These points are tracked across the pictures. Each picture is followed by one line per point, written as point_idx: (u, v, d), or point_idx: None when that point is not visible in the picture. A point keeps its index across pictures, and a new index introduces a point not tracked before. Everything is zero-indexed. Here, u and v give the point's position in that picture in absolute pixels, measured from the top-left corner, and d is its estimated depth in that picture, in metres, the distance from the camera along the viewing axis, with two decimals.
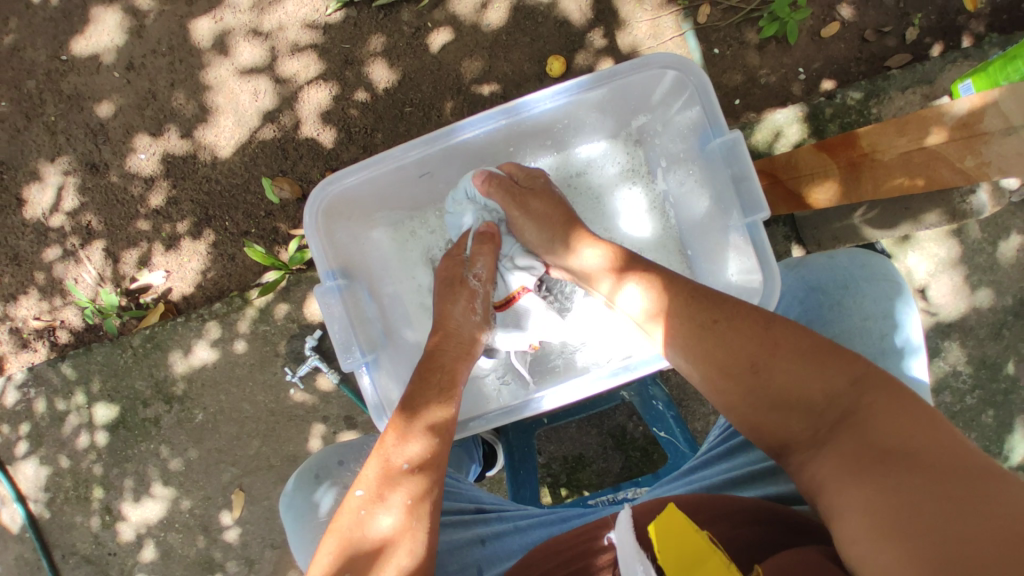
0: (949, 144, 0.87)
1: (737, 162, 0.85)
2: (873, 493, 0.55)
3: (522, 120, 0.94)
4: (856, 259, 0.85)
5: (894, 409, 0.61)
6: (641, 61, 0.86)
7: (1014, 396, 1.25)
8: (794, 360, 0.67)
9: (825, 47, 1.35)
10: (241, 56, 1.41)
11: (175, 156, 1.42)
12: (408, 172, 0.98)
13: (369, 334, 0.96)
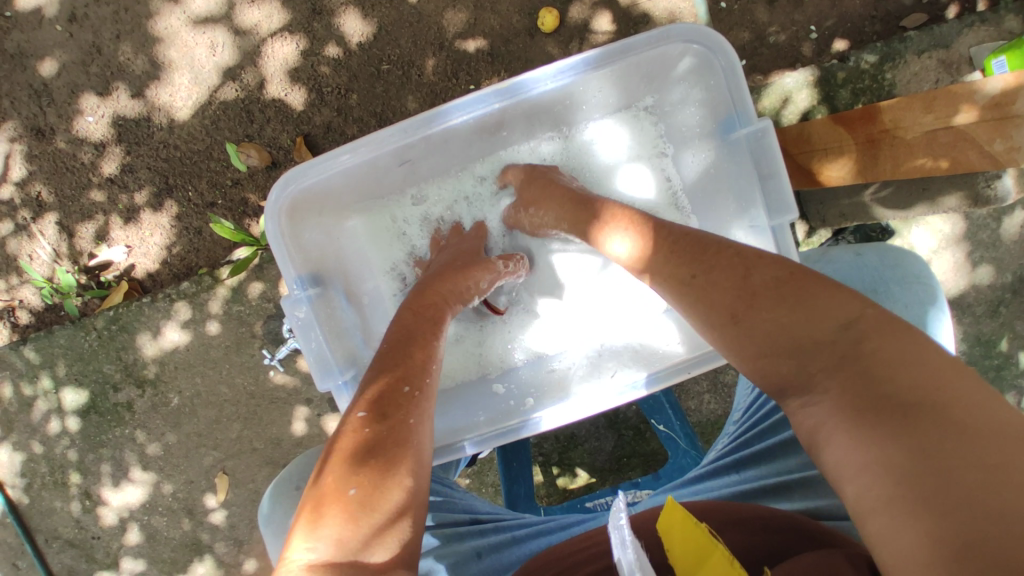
0: (978, 124, 0.81)
1: (766, 155, 0.79)
2: (886, 448, 0.47)
3: (521, 103, 0.84)
4: (886, 258, 0.85)
5: (897, 355, 0.52)
6: (661, 33, 0.78)
7: (1006, 372, 1.25)
8: (778, 288, 0.60)
9: (839, 3, 1.24)
10: (194, 3, 1.25)
11: (128, 118, 1.28)
12: (390, 161, 0.88)
13: (346, 345, 0.89)
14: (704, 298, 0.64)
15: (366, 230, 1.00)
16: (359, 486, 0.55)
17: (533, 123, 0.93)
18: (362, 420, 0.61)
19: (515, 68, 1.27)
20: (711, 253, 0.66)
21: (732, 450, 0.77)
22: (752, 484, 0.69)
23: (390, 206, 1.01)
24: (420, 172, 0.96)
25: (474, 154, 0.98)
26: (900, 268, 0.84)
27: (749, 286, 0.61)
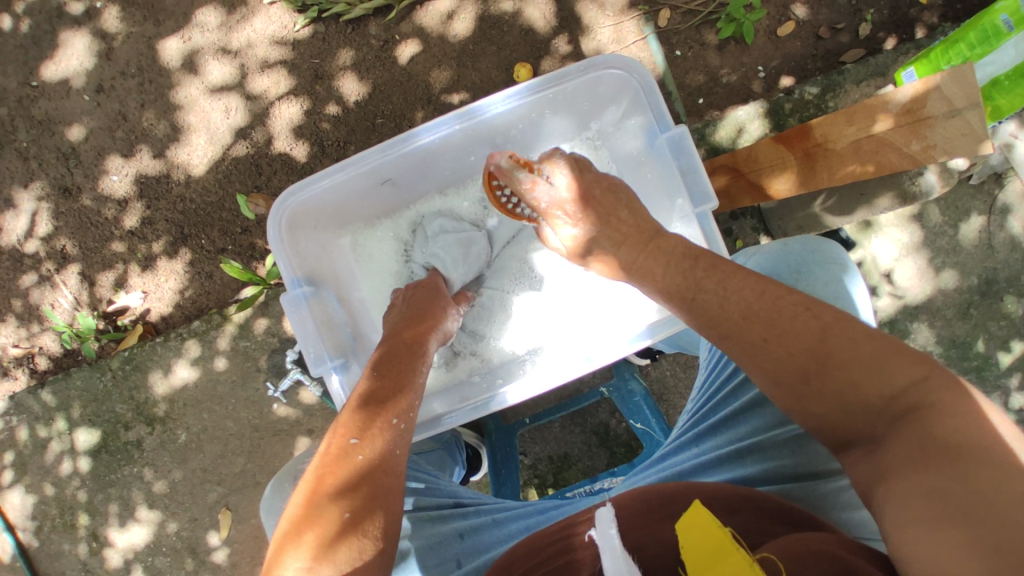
0: (895, 130, 0.92)
1: (684, 155, 0.87)
2: (935, 479, 0.47)
3: (478, 124, 0.95)
4: (808, 245, 0.88)
5: (965, 413, 0.50)
6: (588, 64, 0.89)
7: (985, 373, 1.29)
8: (863, 353, 0.57)
9: (782, 46, 1.40)
10: (211, 74, 1.43)
11: (149, 176, 1.42)
12: (371, 181, 0.98)
13: (339, 339, 0.94)
14: (772, 353, 0.62)
15: (364, 244, 1.11)
16: (354, 510, 0.57)
17: (494, 146, 1.05)
18: (354, 445, 0.62)
19: None
20: (785, 316, 0.62)
21: (692, 425, 0.82)
22: (710, 454, 0.74)
23: (380, 223, 1.11)
24: (399, 191, 1.07)
25: (445, 176, 1.09)
26: (820, 250, 0.87)
27: (823, 350, 0.59)
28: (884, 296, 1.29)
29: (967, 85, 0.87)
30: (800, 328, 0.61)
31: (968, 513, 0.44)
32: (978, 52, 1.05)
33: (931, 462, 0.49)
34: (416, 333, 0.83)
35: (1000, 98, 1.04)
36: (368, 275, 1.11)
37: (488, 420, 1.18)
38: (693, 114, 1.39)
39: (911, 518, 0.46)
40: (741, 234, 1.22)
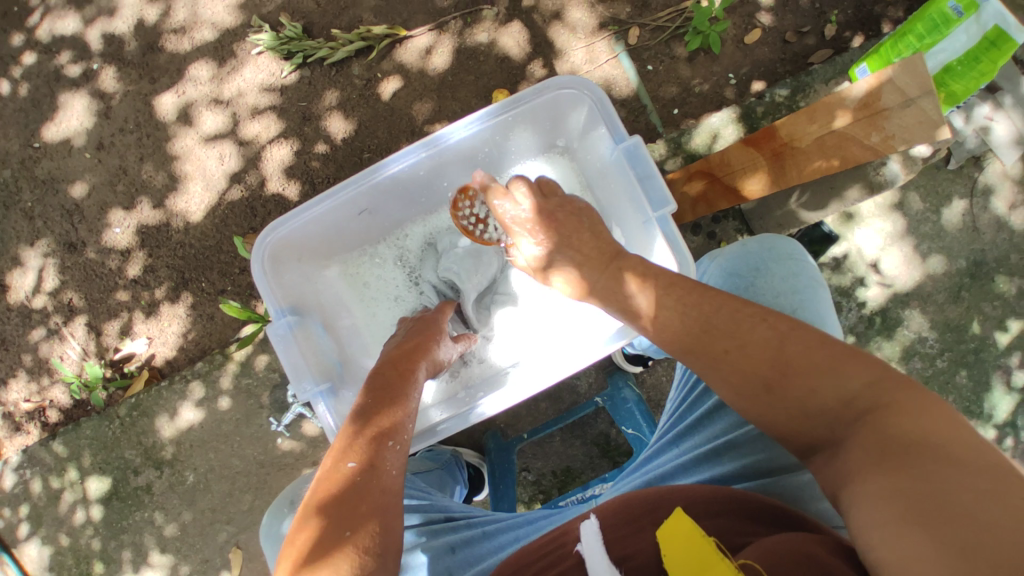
0: (854, 124, 0.97)
1: (640, 165, 0.90)
2: (898, 481, 0.50)
3: (446, 152, 0.99)
4: (765, 244, 0.88)
5: (921, 414, 0.54)
6: (543, 86, 0.92)
7: (984, 355, 1.29)
8: (819, 357, 0.61)
9: (751, 53, 1.44)
10: (205, 124, 1.49)
11: (149, 226, 1.48)
12: (348, 212, 1.01)
13: (324, 365, 0.96)
14: (750, 377, 0.64)
15: (350, 274, 1.13)
16: (356, 531, 0.54)
17: (465, 169, 1.08)
18: (351, 468, 0.60)
19: None
20: (752, 333, 0.65)
21: (670, 428, 0.83)
22: (689, 454, 0.74)
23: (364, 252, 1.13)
24: (378, 221, 1.09)
25: (421, 203, 1.11)
26: (777, 247, 0.88)
27: (785, 354, 0.62)
28: (874, 286, 1.30)
29: (918, 73, 0.92)
30: (768, 353, 0.63)
31: (930, 513, 0.46)
32: (926, 43, 1.08)
33: (898, 461, 0.51)
34: (415, 347, 0.82)
35: (953, 84, 1.06)
36: (357, 303, 1.13)
37: (488, 438, 1.22)
38: (669, 125, 1.43)
39: (885, 523, 0.48)
40: (725, 237, 1.28)
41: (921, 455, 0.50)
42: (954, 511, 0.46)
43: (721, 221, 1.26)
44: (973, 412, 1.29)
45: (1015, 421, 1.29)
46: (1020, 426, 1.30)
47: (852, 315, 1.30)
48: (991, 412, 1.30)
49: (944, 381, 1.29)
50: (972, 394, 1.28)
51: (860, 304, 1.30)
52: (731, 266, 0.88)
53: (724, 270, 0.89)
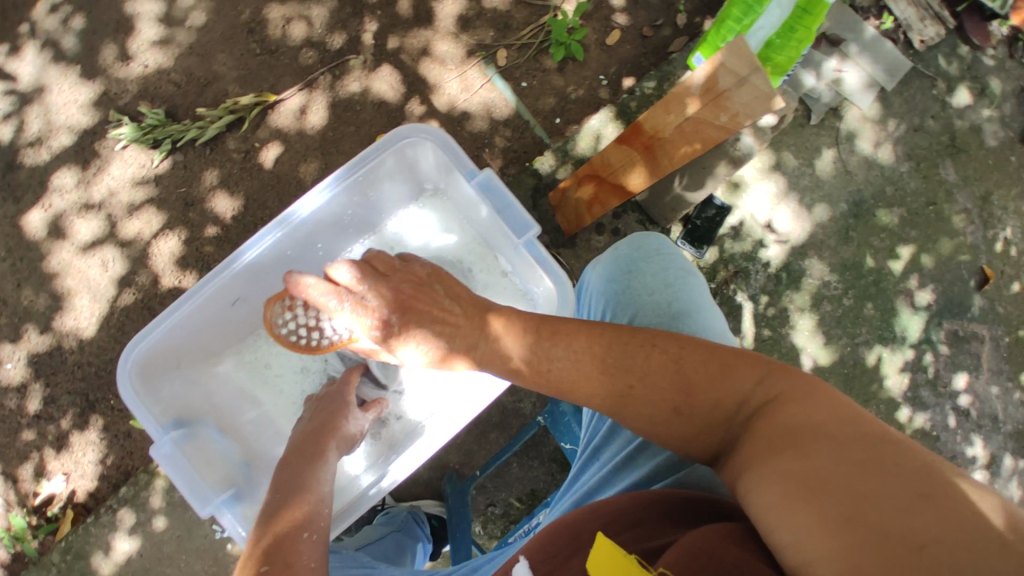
0: (702, 109, 0.92)
1: (498, 195, 0.89)
2: (785, 463, 0.54)
3: (305, 224, 0.93)
4: (634, 244, 0.91)
5: (804, 400, 0.60)
6: (387, 139, 0.88)
7: (884, 285, 1.38)
8: (712, 363, 0.68)
9: (615, 52, 1.49)
10: (80, 233, 1.41)
11: (41, 354, 1.37)
12: (217, 307, 0.93)
13: (224, 471, 0.89)
14: (644, 404, 0.69)
15: (245, 364, 1.03)
16: None
17: (340, 233, 1.02)
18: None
19: None
20: (639, 361, 0.71)
21: (587, 444, 0.87)
22: (609, 464, 0.78)
23: (256, 340, 1.04)
24: (260, 305, 1.02)
25: (303, 276, 1.05)
26: (648, 246, 0.89)
27: (682, 364, 0.69)
28: (772, 245, 1.38)
29: (745, 54, 0.83)
30: (653, 376, 0.69)
31: (810, 488, 0.51)
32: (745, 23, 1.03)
33: (789, 446, 0.56)
34: (329, 420, 0.85)
35: (779, 56, 1.04)
36: (261, 393, 1.02)
37: (444, 483, 1.23)
38: (555, 135, 1.46)
39: (771, 498, 0.53)
40: (630, 229, 1.35)
41: (802, 443, 0.55)
42: (829, 484, 0.51)
43: (622, 215, 1.34)
44: (889, 339, 1.37)
45: (929, 337, 1.37)
46: (935, 341, 1.37)
47: (759, 276, 1.38)
48: (904, 333, 1.38)
49: (855, 317, 1.37)
50: (883, 323, 1.37)
51: (764, 264, 1.38)
52: (608, 274, 0.89)
53: (604, 277, 0.89)
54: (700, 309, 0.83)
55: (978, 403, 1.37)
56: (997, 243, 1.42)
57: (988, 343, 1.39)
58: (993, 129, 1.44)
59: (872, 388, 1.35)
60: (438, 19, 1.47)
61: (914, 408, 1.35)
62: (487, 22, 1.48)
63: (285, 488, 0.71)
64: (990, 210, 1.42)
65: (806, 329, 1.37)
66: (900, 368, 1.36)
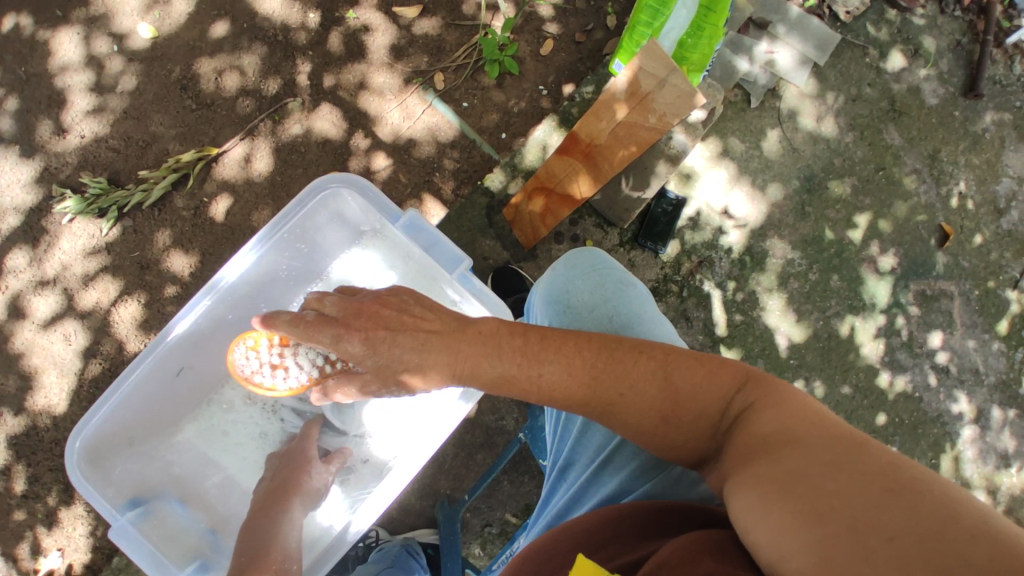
0: (630, 113, 0.99)
1: (423, 233, 0.92)
2: (764, 469, 0.56)
3: (236, 287, 0.94)
4: (570, 262, 0.91)
5: (781, 408, 0.62)
6: (304, 194, 0.90)
7: (846, 255, 1.39)
8: (690, 370, 0.69)
9: (551, 61, 1.50)
10: (38, 310, 1.38)
11: (17, 435, 1.35)
12: (161, 379, 0.93)
13: (188, 543, 0.90)
14: (631, 416, 0.70)
15: (203, 432, 1.00)
16: None
17: (280, 287, 1.00)
18: None
19: None
20: (630, 367, 0.70)
21: (554, 463, 0.86)
22: (575, 484, 0.78)
23: (211, 406, 1.01)
24: (207, 370, 0.99)
25: (250, 335, 1.01)
26: (584, 262, 0.89)
27: (670, 376, 0.69)
28: (732, 231, 1.39)
29: (659, 56, 0.94)
30: (642, 390, 0.69)
31: (785, 491, 0.53)
32: (655, 27, 1.08)
33: (766, 452, 0.58)
34: (289, 476, 0.89)
35: (693, 55, 1.08)
36: (223, 460, 1.00)
37: (436, 510, 1.24)
38: (503, 150, 1.47)
39: (754, 505, 0.54)
40: (588, 233, 1.35)
41: (788, 446, 0.57)
42: (807, 487, 0.52)
43: (579, 220, 1.34)
44: (859, 307, 1.37)
45: (898, 300, 1.38)
46: (905, 304, 1.38)
47: (724, 263, 1.38)
48: (874, 299, 1.38)
49: (823, 290, 1.37)
50: (851, 292, 1.37)
51: (727, 250, 1.38)
52: (547, 294, 0.89)
53: (543, 298, 0.89)
54: (638, 317, 0.83)
55: (956, 358, 1.37)
56: (952, 198, 1.41)
57: (958, 300, 1.39)
58: (932, 87, 1.43)
59: (850, 358, 1.35)
60: (370, 51, 1.48)
61: (893, 372, 1.36)
62: (421, 48, 1.49)
63: (252, 553, 0.77)
64: (940, 167, 1.42)
65: (776, 309, 1.37)
66: (875, 334, 1.36)
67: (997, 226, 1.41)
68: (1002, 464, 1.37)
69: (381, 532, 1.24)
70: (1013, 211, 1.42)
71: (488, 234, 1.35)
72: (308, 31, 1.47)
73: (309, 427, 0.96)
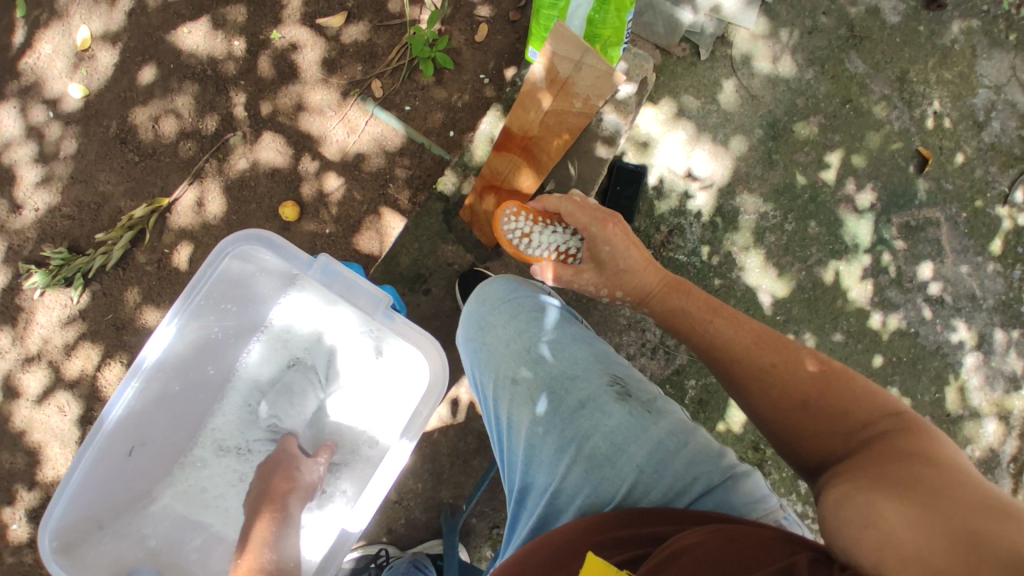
0: (556, 100, 1.06)
1: (339, 277, 0.85)
2: (885, 468, 0.56)
3: (167, 360, 0.89)
4: (477, 302, 0.89)
5: (922, 438, 0.60)
6: (207, 260, 0.82)
7: (822, 198, 1.33)
8: (842, 390, 0.71)
9: (488, 47, 1.44)
10: (31, 386, 1.39)
11: (38, 507, 1.40)
12: (113, 463, 0.90)
13: None
14: (772, 389, 0.76)
15: (182, 493, 1.01)
16: None
17: (222, 348, 0.98)
18: None
19: None
20: (786, 352, 0.78)
21: (511, 486, 0.82)
22: (534, 514, 0.76)
23: (184, 467, 1.02)
24: (168, 437, 0.98)
25: (204, 397, 1.00)
26: (490, 296, 0.88)
27: (826, 381, 0.73)
28: (698, 193, 1.33)
29: (568, 37, 1.00)
30: (802, 372, 0.75)
31: (895, 483, 0.53)
32: (559, 9, 1.08)
33: (891, 457, 0.58)
34: (284, 475, 0.92)
35: (604, 32, 1.06)
36: (206, 516, 1.02)
37: (441, 520, 1.25)
38: (453, 148, 1.43)
39: (859, 490, 0.55)
40: None
41: (930, 463, 0.55)
42: (917, 481, 0.52)
43: None
44: (841, 251, 1.32)
45: (881, 237, 1.32)
46: (889, 240, 1.32)
47: (694, 228, 1.33)
48: (857, 240, 1.33)
49: (802, 239, 1.32)
50: (831, 237, 1.32)
51: (696, 215, 1.33)
52: (466, 334, 0.89)
53: (462, 338, 0.89)
54: (554, 338, 0.83)
55: (950, 287, 1.32)
56: (927, 119, 1.34)
57: (945, 226, 1.33)
58: (892, 4, 1.34)
59: (838, 304, 1.31)
60: (302, 69, 1.43)
61: (885, 311, 1.31)
62: (353, 57, 1.44)
63: (250, 548, 0.82)
64: (910, 88, 1.34)
65: (755, 267, 1.32)
66: (860, 276, 1.32)
67: (979, 140, 1.34)
68: (1010, 387, 1.33)
69: (390, 549, 1.26)
70: (994, 122, 1.34)
71: (448, 239, 1.33)
72: (236, 60, 1.43)
73: (287, 441, 0.97)
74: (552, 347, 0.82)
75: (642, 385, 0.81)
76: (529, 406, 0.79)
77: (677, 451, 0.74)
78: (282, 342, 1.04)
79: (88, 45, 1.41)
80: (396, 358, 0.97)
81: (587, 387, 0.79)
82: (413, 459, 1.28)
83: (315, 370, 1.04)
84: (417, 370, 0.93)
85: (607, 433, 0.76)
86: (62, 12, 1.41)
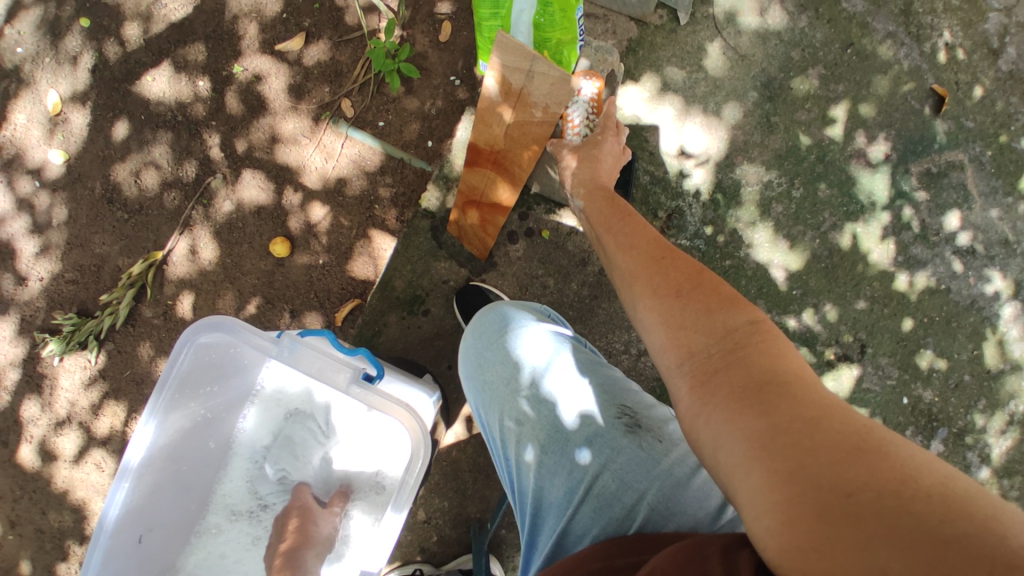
0: (516, 112, 1.08)
1: (306, 353, 0.90)
2: (755, 416, 0.52)
3: (162, 449, 0.93)
4: (476, 338, 0.86)
5: (777, 355, 0.57)
6: (174, 355, 0.87)
7: (830, 157, 1.23)
8: (712, 287, 0.64)
9: (454, 46, 1.37)
10: (66, 448, 1.45)
11: None
12: (125, 552, 0.93)
13: None
14: (653, 280, 0.69)
15: (204, 560, 1.04)
16: None
17: (216, 423, 1.01)
18: None
19: (288, 296, 1.39)
20: (663, 255, 0.71)
21: (522, 522, 0.80)
22: (542, 556, 0.74)
23: (201, 537, 1.05)
24: (178, 513, 1.01)
25: (209, 469, 1.04)
26: (498, 323, 0.85)
27: (696, 280, 0.66)
28: (694, 171, 1.24)
29: (513, 48, 1.00)
30: (682, 266, 0.68)
31: (767, 444, 0.50)
32: (503, 16, 1.06)
33: (757, 393, 0.53)
34: (300, 529, 0.97)
35: (552, 34, 1.04)
36: None
37: (470, 536, 1.26)
38: (434, 158, 1.38)
39: (739, 457, 0.51)
40: (542, 222, 1.28)
41: (786, 396, 0.52)
42: (793, 442, 0.49)
43: (529, 212, 1.28)
44: (856, 212, 1.22)
45: (900, 190, 1.22)
46: (909, 192, 1.22)
47: (695, 209, 1.24)
48: (873, 198, 1.23)
49: (812, 204, 1.23)
50: (843, 199, 1.22)
51: (695, 195, 1.24)
52: (466, 373, 0.87)
53: (463, 376, 0.87)
54: (550, 372, 0.79)
55: (980, 235, 1.22)
56: (938, 53, 1.21)
57: (970, 168, 1.22)
58: None
59: (859, 270, 1.22)
60: (270, 100, 1.39)
61: (911, 270, 1.22)
62: (318, 79, 1.39)
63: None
64: (917, 21, 1.21)
65: (765, 242, 1.23)
66: (880, 236, 1.22)
67: (998, 69, 1.21)
68: None
69: (425, 569, 1.27)
70: (1010, 47, 1.21)
71: (440, 256, 1.33)
72: (204, 101, 1.40)
73: (300, 491, 1.03)
74: (548, 383, 0.79)
75: (653, 413, 0.77)
76: (525, 450, 0.78)
77: (690, 484, 0.71)
78: (277, 403, 1.05)
79: (60, 109, 1.41)
80: (377, 419, 0.98)
81: (590, 422, 0.76)
82: (436, 480, 1.29)
83: (315, 420, 1.04)
84: (397, 430, 0.95)
85: (618, 470, 0.73)
86: (29, 80, 1.41)
